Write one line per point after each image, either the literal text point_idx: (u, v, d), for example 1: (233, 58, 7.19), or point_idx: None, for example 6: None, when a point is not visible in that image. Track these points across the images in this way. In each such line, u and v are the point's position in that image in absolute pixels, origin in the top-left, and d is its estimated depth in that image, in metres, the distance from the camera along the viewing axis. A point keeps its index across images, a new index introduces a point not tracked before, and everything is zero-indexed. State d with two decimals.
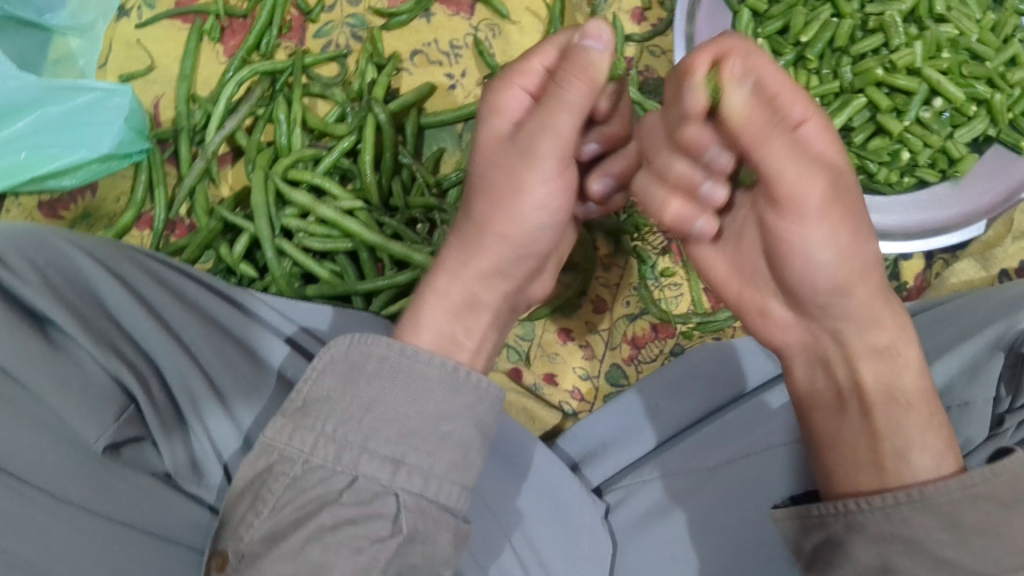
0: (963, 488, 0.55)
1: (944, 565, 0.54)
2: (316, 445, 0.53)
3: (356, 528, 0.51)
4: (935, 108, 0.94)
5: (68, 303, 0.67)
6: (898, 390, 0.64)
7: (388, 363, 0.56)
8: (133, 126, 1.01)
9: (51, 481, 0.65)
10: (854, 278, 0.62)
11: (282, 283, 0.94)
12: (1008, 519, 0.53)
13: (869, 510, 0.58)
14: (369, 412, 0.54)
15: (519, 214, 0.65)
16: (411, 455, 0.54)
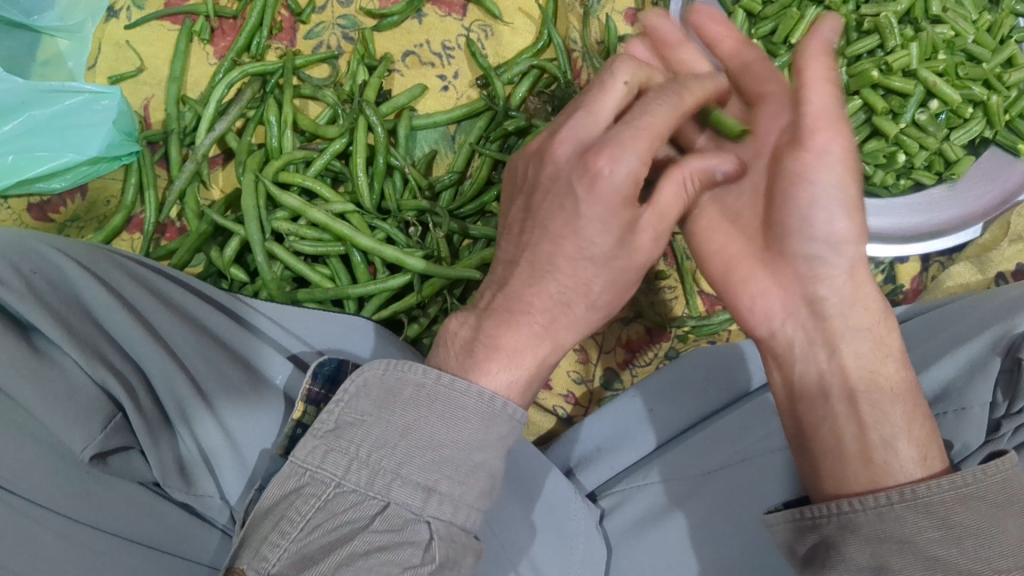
0: (955, 488, 0.52)
1: (937, 565, 0.51)
2: (349, 469, 0.50)
3: (388, 554, 0.48)
4: (931, 110, 0.93)
5: (54, 309, 0.66)
6: (882, 380, 0.61)
7: (426, 391, 0.53)
8: (122, 128, 1.00)
9: (35, 491, 0.64)
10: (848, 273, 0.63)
11: (273, 287, 0.92)
12: (1002, 521, 0.51)
13: (861, 508, 0.55)
14: (403, 439, 0.51)
15: (580, 266, 0.57)
16: (443, 483, 0.51)
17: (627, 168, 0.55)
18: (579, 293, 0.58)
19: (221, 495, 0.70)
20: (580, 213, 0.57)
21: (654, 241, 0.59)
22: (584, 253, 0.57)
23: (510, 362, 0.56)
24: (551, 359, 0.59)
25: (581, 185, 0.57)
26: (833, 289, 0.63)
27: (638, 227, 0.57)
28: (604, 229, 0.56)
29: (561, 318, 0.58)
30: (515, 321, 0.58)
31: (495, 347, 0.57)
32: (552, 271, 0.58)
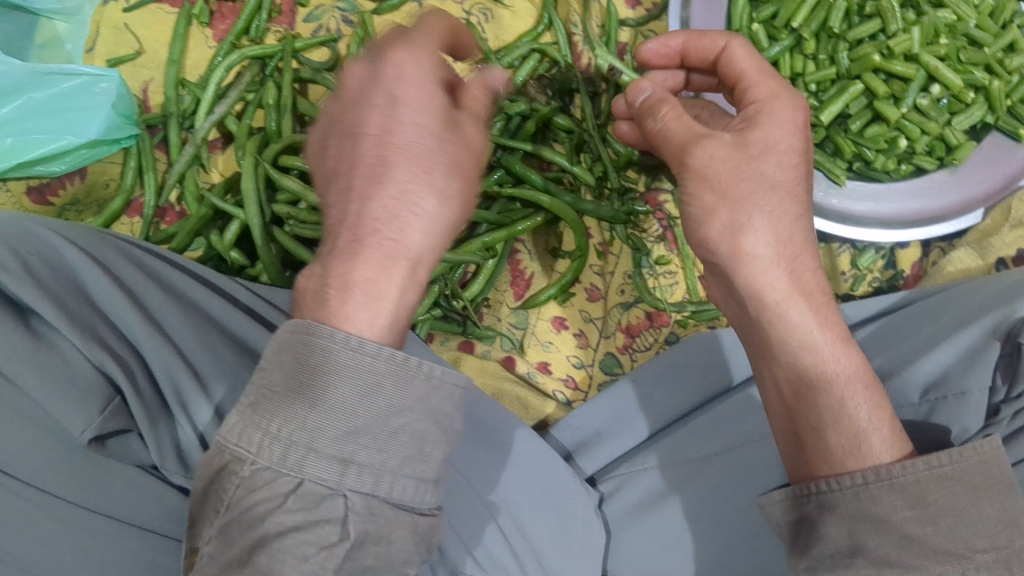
0: (930, 468, 0.53)
1: (912, 543, 0.51)
2: (262, 445, 0.46)
3: (302, 535, 0.46)
4: (932, 95, 0.93)
5: (52, 293, 0.66)
6: (811, 362, 0.59)
7: (331, 355, 0.47)
8: (121, 111, 1.00)
9: (29, 473, 0.63)
10: (778, 251, 0.60)
11: (271, 270, 0.92)
12: (978, 503, 0.52)
13: (839, 488, 0.55)
14: (313, 410, 0.46)
15: (417, 162, 0.52)
16: (362, 454, 0.47)
17: (420, 56, 0.55)
18: (422, 189, 0.52)
19: (200, 440, 0.70)
20: (397, 106, 0.54)
21: (478, 133, 0.57)
22: (416, 145, 0.53)
23: (366, 293, 0.49)
24: (409, 288, 0.51)
25: (387, 76, 0.54)
26: (757, 269, 0.60)
27: (460, 124, 0.55)
28: (421, 116, 0.54)
29: (407, 223, 0.51)
30: (362, 248, 0.50)
31: (347, 285, 0.49)
32: (385, 173, 0.52)
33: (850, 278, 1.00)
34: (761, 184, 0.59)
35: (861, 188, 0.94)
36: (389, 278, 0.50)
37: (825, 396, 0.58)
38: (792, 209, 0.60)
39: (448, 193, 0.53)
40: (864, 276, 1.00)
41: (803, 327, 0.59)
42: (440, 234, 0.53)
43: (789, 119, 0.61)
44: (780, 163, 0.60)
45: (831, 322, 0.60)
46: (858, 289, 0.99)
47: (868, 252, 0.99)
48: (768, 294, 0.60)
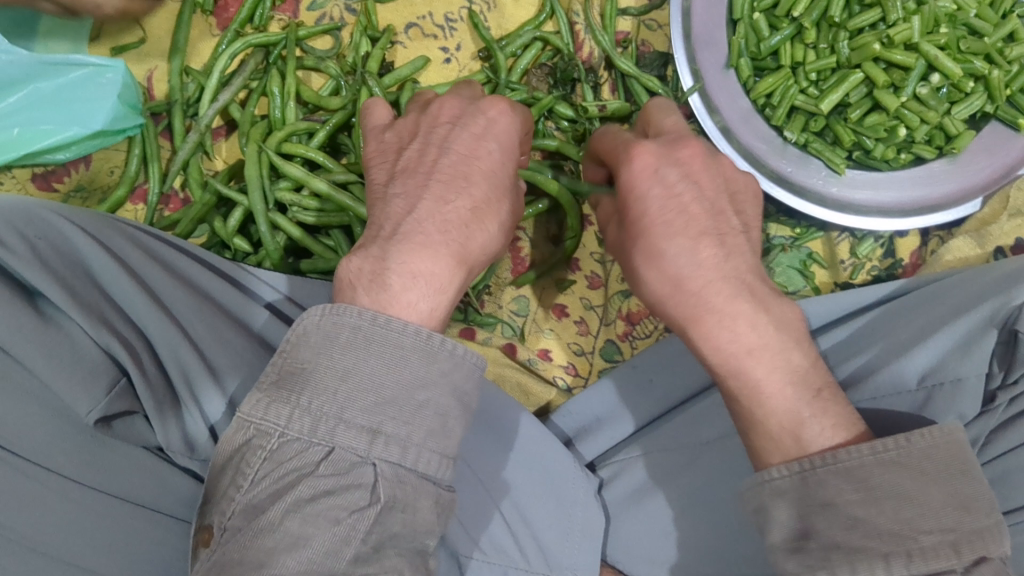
0: (874, 453, 0.54)
1: (857, 524, 0.53)
2: (292, 417, 0.49)
3: (332, 499, 0.49)
4: (932, 84, 0.94)
5: (59, 275, 0.67)
6: (737, 374, 0.61)
7: (361, 334, 0.52)
8: (127, 102, 0.99)
9: (37, 453, 0.64)
10: (673, 288, 0.62)
11: (275, 257, 0.94)
12: (925, 487, 0.52)
13: (779, 476, 0.57)
14: (344, 382, 0.50)
15: (490, 187, 0.63)
16: (388, 424, 0.50)
17: (515, 109, 0.68)
18: (493, 207, 0.62)
19: (210, 430, 0.71)
20: (491, 134, 0.65)
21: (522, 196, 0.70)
22: (494, 170, 0.64)
23: (433, 286, 0.58)
24: (459, 290, 0.60)
25: (487, 112, 0.66)
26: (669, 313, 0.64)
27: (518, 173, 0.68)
28: (513, 160, 0.66)
29: (474, 233, 0.61)
30: (431, 242, 0.59)
31: (415, 273, 0.57)
32: (467, 187, 0.62)
33: (849, 266, 1.01)
34: (641, 228, 0.63)
35: (861, 177, 0.96)
36: (455, 278, 0.59)
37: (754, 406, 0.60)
38: (663, 236, 0.62)
39: (505, 219, 0.64)
40: (864, 265, 1.01)
41: (711, 353, 0.62)
42: (488, 254, 0.62)
43: (641, 167, 0.63)
44: (643, 201, 0.63)
45: (744, 335, 0.60)
46: (857, 277, 1.00)
47: (868, 240, 1.00)
48: (679, 330, 0.64)
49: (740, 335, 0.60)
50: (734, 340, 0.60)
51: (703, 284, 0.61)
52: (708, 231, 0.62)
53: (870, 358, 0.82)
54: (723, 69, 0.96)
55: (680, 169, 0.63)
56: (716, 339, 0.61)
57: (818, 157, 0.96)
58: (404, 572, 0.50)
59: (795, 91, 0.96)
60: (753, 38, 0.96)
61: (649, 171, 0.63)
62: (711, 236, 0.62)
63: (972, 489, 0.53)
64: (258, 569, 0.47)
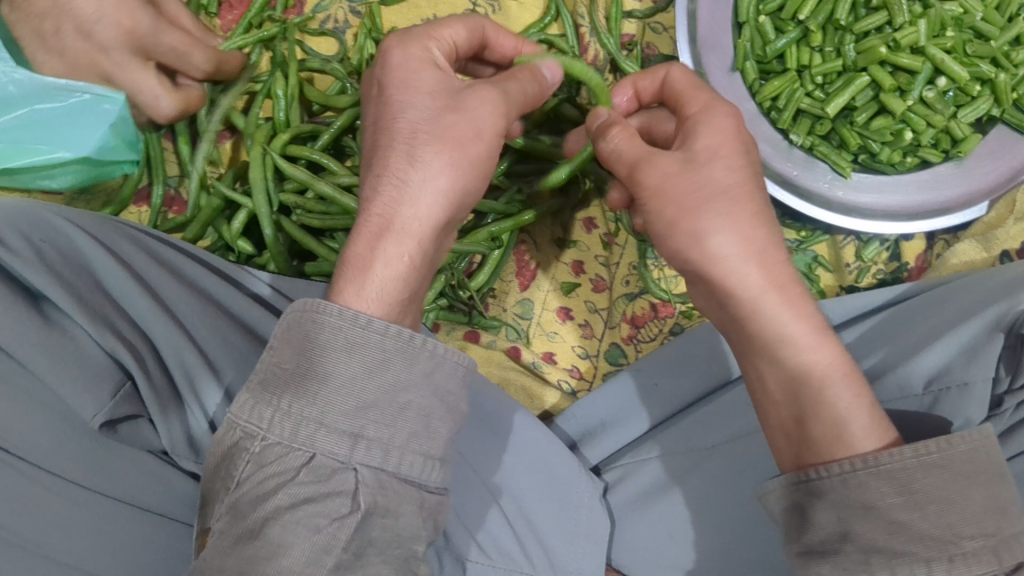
0: (918, 455, 0.53)
1: (899, 529, 0.52)
2: (273, 421, 0.49)
3: (314, 507, 0.48)
4: (939, 88, 0.94)
5: (64, 278, 0.66)
6: (798, 348, 0.60)
7: (342, 334, 0.51)
8: (121, 133, 0.96)
9: (41, 457, 0.64)
10: (751, 252, 0.60)
11: (280, 259, 0.93)
12: (967, 491, 0.52)
13: (828, 474, 0.56)
14: (324, 385, 0.50)
15: (405, 141, 0.59)
16: (370, 428, 0.50)
17: (408, 45, 0.63)
18: (403, 164, 0.59)
19: (209, 423, 0.71)
20: (385, 93, 0.62)
21: (496, 98, 0.62)
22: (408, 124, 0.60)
23: (357, 267, 0.57)
24: (400, 255, 0.58)
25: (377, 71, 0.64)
26: (740, 277, 0.60)
27: (464, 98, 0.61)
28: (429, 95, 0.61)
29: (394, 199, 0.58)
30: (359, 228, 0.59)
31: (346, 259, 0.58)
32: (385, 152, 0.60)
33: (854, 270, 1.01)
34: (713, 191, 0.60)
35: (866, 180, 0.95)
36: (389, 250, 0.58)
37: (810, 384, 0.60)
38: (746, 205, 0.60)
39: (430, 163, 0.59)
40: (869, 268, 1.01)
41: (774, 326, 0.61)
42: (423, 216, 0.59)
43: (716, 125, 0.62)
44: (726, 166, 0.61)
45: (805, 312, 0.61)
46: (863, 280, 1.00)
47: (873, 244, 1.00)
48: (745, 293, 0.61)
49: (800, 312, 0.61)
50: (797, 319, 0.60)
51: (778, 255, 0.61)
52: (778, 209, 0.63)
53: (878, 359, 0.82)
54: (730, 71, 0.96)
55: (746, 145, 0.63)
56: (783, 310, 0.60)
57: (823, 160, 0.96)
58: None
59: (800, 95, 0.96)
60: (759, 42, 0.96)
61: (724, 129, 0.62)
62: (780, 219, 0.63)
63: (1008, 493, 0.53)
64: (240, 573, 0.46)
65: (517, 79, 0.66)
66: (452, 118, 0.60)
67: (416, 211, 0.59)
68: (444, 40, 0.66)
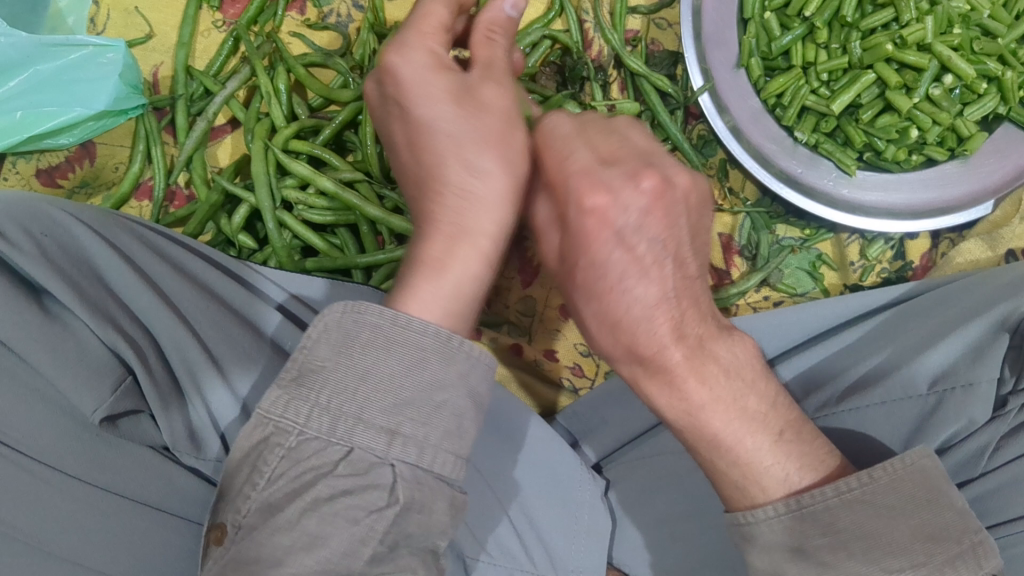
0: (840, 493, 0.52)
1: (827, 570, 0.52)
2: (310, 416, 0.49)
3: (353, 499, 0.48)
4: (945, 85, 0.93)
5: (65, 273, 0.66)
6: (689, 417, 0.57)
7: (383, 333, 0.51)
8: (128, 81, 0.99)
9: (43, 451, 0.64)
10: (621, 342, 0.56)
11: (282, 255, 0.92)
12: (892, 524, 0.52)
13: (756, 520, 0.55)
14: (364, 382, 0.50)
15: (459, 143, 0.59)
16: (407, 425, 0.50)
17: (412, 50, 0.61)
18: (461, 174, 0.58)
19: (221, 439, 0.70)
20: (410, 105, 0.61)
21: (502, 90, 0.62)
22: (443, 129, 0.60)
23: (433, 268, 0.56)
24: (477, 258, 0.57)
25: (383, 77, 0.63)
26: (619, 359, 0.57)
27: (477, 95, 0.61)
28: (450, 98, 0.60)
29: (466, 207, 0.58)
30: (430, 232, 0.58)
31: (417, 261, 0.57)
32: (437, 162, 0.59)
33: (858, 269, 1.01)
34: (591, 289, 0.55)
35: (872, 178, 0.95)
36: (466, 252, 0.57)
37: (709, 452, 0.57)
38: (617, 300, 0.54)
39: (484, 167, 0.58)
40: (873, 267, 1.00)
41: (672, 397, 0.56)
42: (501, 217, 0.58)
43: (588, 215, 0.53)
44: (600, 262, 0.54)
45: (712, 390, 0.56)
46: (867, 279, 1.00)
47: (878, 243, 1.00)
48: (628, 373, 0.58)
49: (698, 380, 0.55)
50: (689, 392, 0.56)
51: (662, 327, 0.54)
52: (672, 275, 0.54)
53: (881, 359, 0.81)
54: (734, 69, 0.96)
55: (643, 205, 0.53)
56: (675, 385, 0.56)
57: (827, 158, 0.95)
58: (416, 572, 0.50)
59: (805, 91, 0.95)
60: (764, 37, 0.95)
61: (593, 224, 0.53)
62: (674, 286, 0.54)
63: (944, 518, 0.51)
64: (276, 566, 0.47)
65: (493, 43, 0.65)
66: (485, 118, 0.60)
67: (487, 209, 0.58)
68: (436, 32, 0.62)
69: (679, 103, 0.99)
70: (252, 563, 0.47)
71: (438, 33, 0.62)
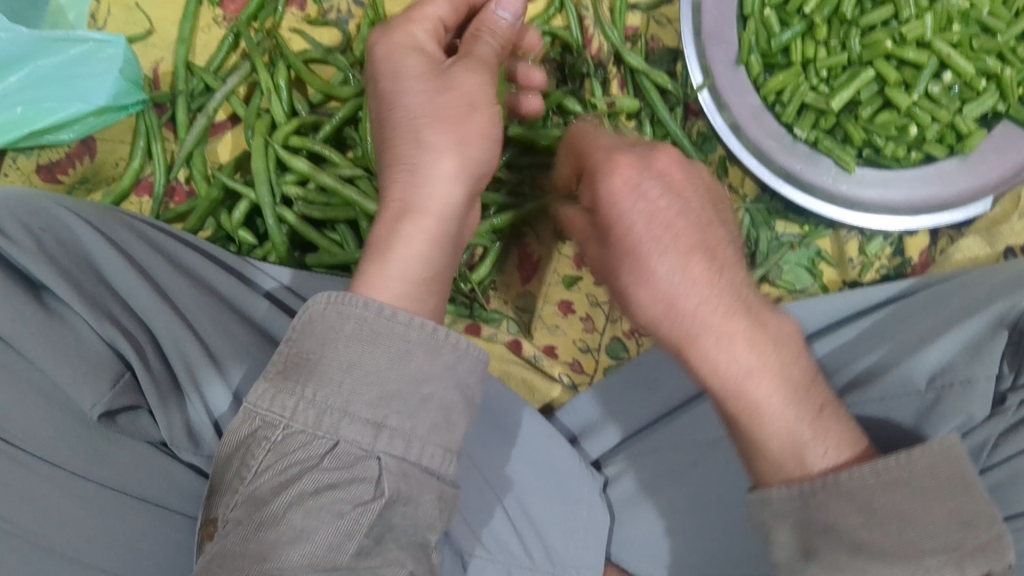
0: (877, 475, 0.52)
1: (861, 549, 0.51)
2: (296, 409, 0.50)
3: (337, 493, 0.49)
4: (945, 81, 0.94)
5: (63, 268, 0.66)
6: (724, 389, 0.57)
7: (367, 326, 0.52)
8: (128, 78, 1.00)
9: (42, 446, 0.64)
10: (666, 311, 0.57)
11: (281, 250, 0.93)
12: (928, 505, 0.51)
13: (789, 499, 0.54)
14: (349, 375, 0.51)
15: (410, 121, 0.58)
16: (393, 418, 0.51)
17: (394, 33, 0.61)
18: (415, 154, 0.58)
19: (212, 424, 0.70)
20: (382, 89, 0.61)
21: (478, 72, 0.60)
22: (404, 108, 0.59)
23: (379, 251, 0.57)
24: (429, 238, 0.57)
25: (371, 61, 0.62)
26: (660, 332, 0.58)
27: (450, 75, 0.59)
28: (417, 77, 0.59)
29: (418, 188, 0.58)
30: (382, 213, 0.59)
31: (370, 246, 0.58)
32: (388, 148, 0.60)
33: (857, 265, 1.01)
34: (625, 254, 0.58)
35: (870, 175, 0.95)
36: (409, 231, 0.57)
37: (745, 426, 0.57)
38: (657, 260, 0.56)
39: (429, 152, 0.57)
40: (872, 263, 1.00)
41: (708, 367, 0.57)
42: (448, 200, 0.58)
43: (610, 182, 0.58)
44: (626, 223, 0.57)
45: (739, 357, 0.56)
46: (866, 276, 1.00)
47: (877, 239, 1.00)
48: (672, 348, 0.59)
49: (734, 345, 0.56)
50: (739, 363, 0.56)
51: (699, 298, 0.56)
52: (697, 234, 0.58)
53: (879, 356, 0.82)
54: (733, 65, 0.96)
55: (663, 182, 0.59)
56: (711, 349, 0.56)
57: (827, 154, 0.95)
58: (406, 565, 0.50)
59: (804, 89, 0.95)
60: (764, 34, 0.96)
61: (618, 188, 0.58)
62: (707, 254, 0.57)
63: (978, 504, 0.52)
64: (261, 561, 0.47)
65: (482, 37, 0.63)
66: (442, 97, 0.58)
67: (433, 188, 0.58)
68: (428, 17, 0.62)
69: (678, 100, 0.99)
70: (238, 557, 0.47)
71: (427, 24, 0.62)
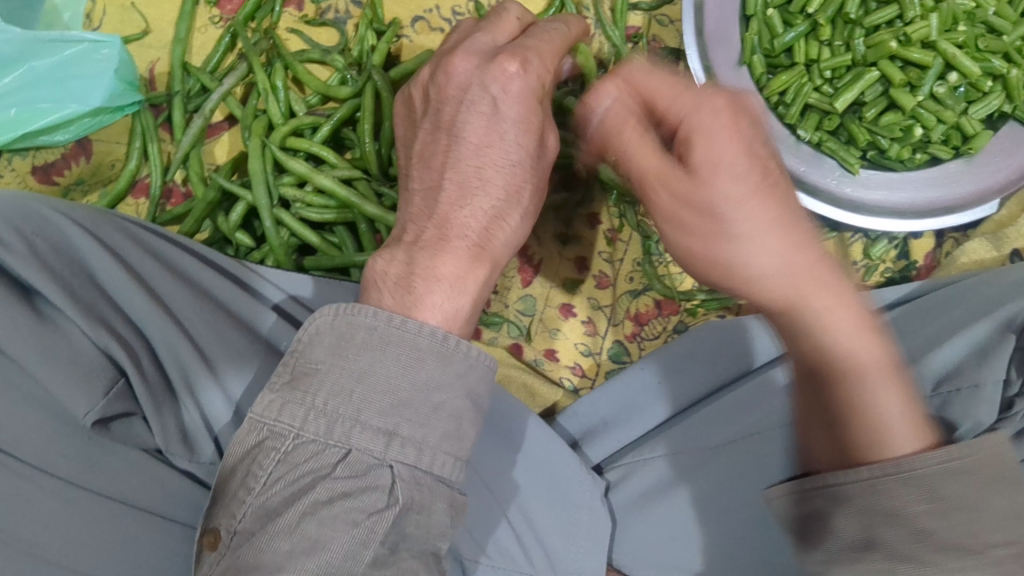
0: (945, 461, 0.52)
1: (925, 537, 0.51)
2: (306, 419, 0.49)
3: (351, 502, 0.48)
4: (949, 83, 0.92)
5: (56, 273, 0.65)
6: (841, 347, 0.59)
7: (377, 335, 0.52)
8: (124, 78, 0.99)
9: (36, 455, 0.63)
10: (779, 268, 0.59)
11: (280, 253, 0.91)
12: (991, 496, 0.51)
13: (856, 479, 0.55)
14: (361, 383, 0.50)
15: (513, 169, 0.63)
16: (405, 426, 0.50)
17: (530, 74, 0.63)
18: (507, 207, 0.63)
19: (215, 443, 0.70)
20: (495, 120, 0.63)
21: (558, 141, 0.69)
22: (506, 153, 0.63)
23: (455, 284, 0.60)
24: (486, 282, 0.63)
25: (495, 83, 0.63)
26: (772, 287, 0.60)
27: (541, 129, 0.65)
28: (523, 130, 0.63)
29: (494, 231, 0.63)
30: (448, 246, 0.61)
31: (435, 277, 0.59)
32: (479, 187, 0.63)
33: (861, 269, 1.00)
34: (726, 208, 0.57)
35: (875, 177, 0.94)
36: (483, 277, 0.62)
37: (848, 391, 0.59)
38: (764, 219, 0.58)
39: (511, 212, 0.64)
40: (876, 267, 1.00)
41: (815, 332, 0.60)
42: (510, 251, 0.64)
43: (709, 112, 0.57)
44: (730, 178, 0.57)
45: (846, 320, 0.59)
46: (870, 279, 0.99)
47: (882, 242, 0.98)
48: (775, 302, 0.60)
49: (835, 312, 0.59)
50: (843, 323, 0.59)
51: (801, 267, 0.58)
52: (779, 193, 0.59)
53: None
54: (737, 66, 0.95)
55: (737, 116, 0.58)
56: (807, 313, 0.59)
57: (831, 156, 0.94)
58: (420, 573, 0.50)
59: (808, 90, 0.94)
60: (766, 34, 0.95)
61: (720, 131, 0.57)
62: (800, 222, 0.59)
63: None
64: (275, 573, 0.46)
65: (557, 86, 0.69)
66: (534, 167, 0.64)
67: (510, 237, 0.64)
68: (541, 59, 0.65)
69: None
70: (254, 569, 0.47)
71: (547, 71, 0.65)
